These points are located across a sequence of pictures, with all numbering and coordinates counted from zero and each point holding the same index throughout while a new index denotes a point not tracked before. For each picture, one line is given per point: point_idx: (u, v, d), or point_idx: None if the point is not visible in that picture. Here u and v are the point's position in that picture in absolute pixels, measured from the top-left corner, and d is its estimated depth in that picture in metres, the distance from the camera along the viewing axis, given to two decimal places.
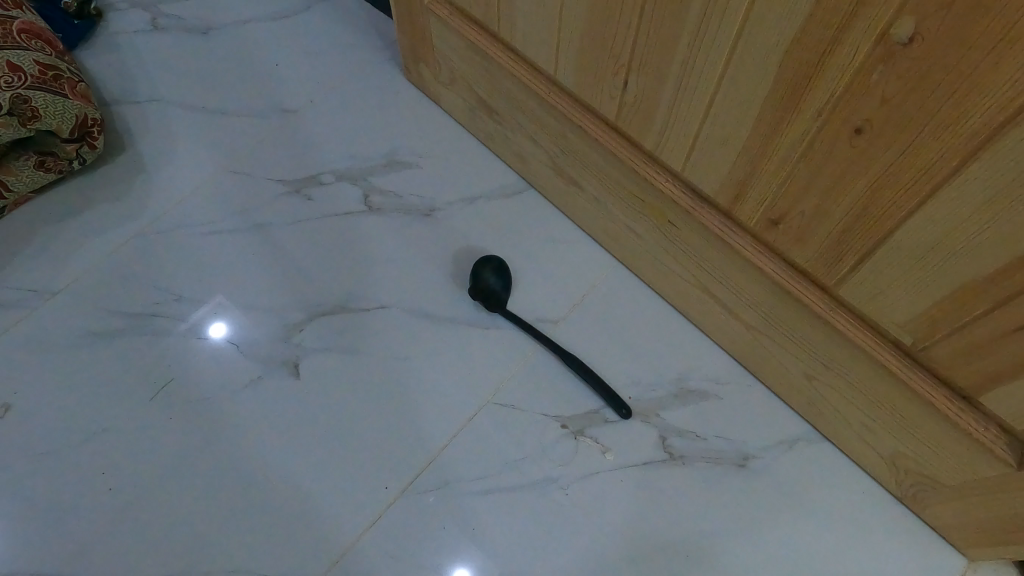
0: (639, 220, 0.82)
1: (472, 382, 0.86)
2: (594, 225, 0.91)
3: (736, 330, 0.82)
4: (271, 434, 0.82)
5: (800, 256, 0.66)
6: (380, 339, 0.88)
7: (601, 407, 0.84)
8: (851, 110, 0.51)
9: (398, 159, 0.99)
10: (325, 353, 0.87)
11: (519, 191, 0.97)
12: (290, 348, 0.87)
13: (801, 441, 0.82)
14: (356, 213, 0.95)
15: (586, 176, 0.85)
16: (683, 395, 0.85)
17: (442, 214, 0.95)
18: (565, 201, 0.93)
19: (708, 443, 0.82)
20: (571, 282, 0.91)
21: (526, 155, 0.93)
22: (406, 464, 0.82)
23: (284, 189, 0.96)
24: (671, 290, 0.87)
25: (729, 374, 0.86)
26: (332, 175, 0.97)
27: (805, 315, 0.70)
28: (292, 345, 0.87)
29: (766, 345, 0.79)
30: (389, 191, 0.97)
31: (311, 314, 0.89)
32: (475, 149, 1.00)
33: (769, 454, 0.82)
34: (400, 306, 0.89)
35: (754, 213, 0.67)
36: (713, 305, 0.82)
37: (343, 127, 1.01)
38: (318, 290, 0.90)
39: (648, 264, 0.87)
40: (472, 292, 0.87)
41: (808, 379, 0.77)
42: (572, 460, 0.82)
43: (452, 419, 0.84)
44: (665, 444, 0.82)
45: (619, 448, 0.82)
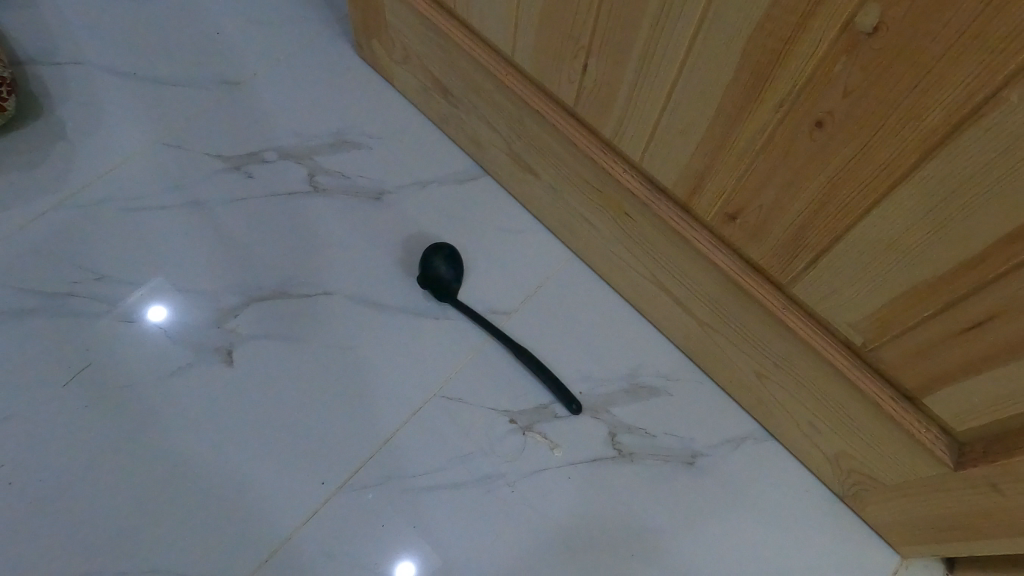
0: (594, 210, 0.78)
1: (418, 374, 0.82)
2: (547, 211, 0.87)
3: (688, 324, 0.78)
4: (200, 425, 0.78)
5: (756, 253, 0.62)
6: (321, 326, 0.83)
7: (550, 402, 0.81)
8: (811, 103, 0.47)
9: (347, 139, 0.95)
10: (260, 340, 0.82)
11: (472, 177, 0.93)
12: (223, 333, 0.82)
13: (755, 443, 0.79)
14: (299, 194, 0.91)
15: (540, 161, 0.81)
16: (635, 391, 0.81)
17: (390, 198, 0.91)
18: (518, 187, 0.89)
19: (659, 441, 0.79)
20: (522, 272, 0.88)
21: (479, 138, 0.89)
22: (344, 459, 0.77)
23: (223, 166, 0.92)
24: (624, 282, 0.84)
25: (683, 371, 0.83)
26: (275, 153, 0.93)
27: (760, 315, 0.67)
28: (226, 330, 0.82)
29: (721, 344, 0.76)
30: (335, 172, 0.93)
31: (248, 299, 0.84)
32: (428, 132, 0.96)
33: (722, 454, 0.79)
34: (343, 293, 0.85)
35: (710, 207, 0.63)
36: (667, 300, 0.78)
37: (290, 104, 0.97)
38: (255, 274, 0.86)
39: (602, 255, 0.83)
40: (420, 279, 0.83)
41: (760, 379, 0.74)
42: (519, 457, 0.78)
43: (396, 413, 0.79)
44: (616, 442, 0.79)
45: (568, 445, 0.78)
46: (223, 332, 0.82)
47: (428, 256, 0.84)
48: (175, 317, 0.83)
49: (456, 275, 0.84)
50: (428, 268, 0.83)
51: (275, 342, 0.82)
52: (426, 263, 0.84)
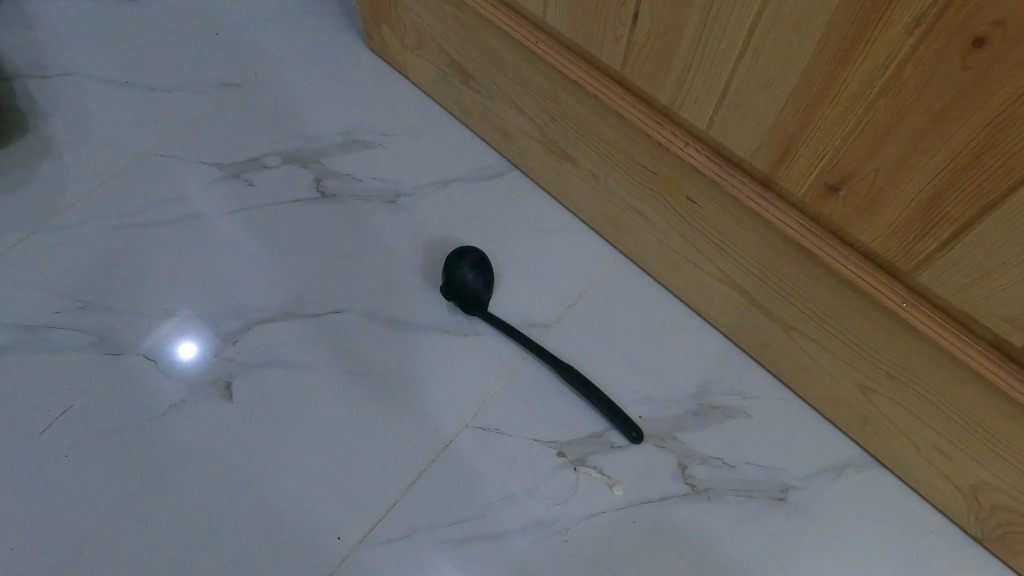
0: (647, 198, 0.66)
1: (446, 402, 0.69)
2: (589, 204, 0.75)
3: (768, 329, 0.65)
4: (195, 472, 0.66)
5: (867, 234, 0.49)
6: (334, 350, 0.72)
7: (606, 429, 0.68)
8: (969, 13, 0.34)
9: (357, 138, 0.84)
10: (262, 369, 0.71)
11: (500, 172, 0.82)
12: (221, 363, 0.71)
13: (858, 471, 0.65)
14: (305, 201, 0.80)
15: (580, 145, 0.69)
16: (706, 413, 0.68)
17: (407, 201, 0.80)
18: (554, 180, 0.77)
19: (740, 472, 0.65)
20: (562, 278, 0.75)
21: (507, 126, 0.77)
22: (364, 508, 0.65)
23: (220, 174, 0.82)
24: (684, 282, 0.71)
25: (762, 386, 0.69)
26: (278, 158, 0.83)
27: (869, 312, 0.53)
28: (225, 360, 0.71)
29: (811, 351, 0.62)
30: (345, 175, 0.82)
31: (250, 322, 0.73)
32: (448, 125, 0.85)
33: (819, 487, 0.65)
34: (357, 311, 0.74)
35: (803, 178, 0.50)
36: (741, 301, 0.65)
37: (294, 103, 0.86)
38: (257, 293, 0.75)
39: (657, 252, 0.71)
40: (444, 291, 0.72)
41: (864, 392, 0.60)
42: (572, 499, 0.65)
43: (424, 450, 0.67)
44: (688, 476, 0.65)
45: (630, 481, 0.65)
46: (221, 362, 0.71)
47: (453, 264, 0.72)
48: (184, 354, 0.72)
49: (486, 286, 0.73)
50: (454, 278, 0.72)
51: (280, 370, 0.71)
52: (450, 272, 0.72)
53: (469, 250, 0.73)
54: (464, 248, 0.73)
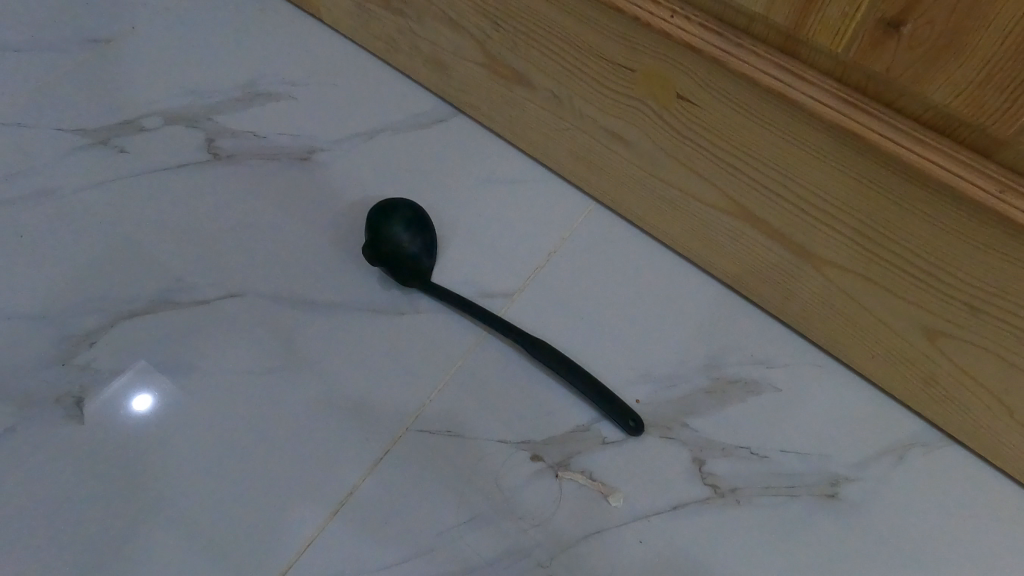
0: (625, 112, 0.51)
1: (380, 401, 0.52)
2: (551, 141, 0.59)
3: (793, 271, 0.50)
4: (30, 523, 0.48)
5: (945, 88, 0.34)
6: (229, 346, 0.54)
7: (594, 421, 0.51)
8: None
9: (260, 90, 0.68)
10: (131, 378, 0.53)
11: (439, 119, 0.66)
12: (137, 402, 0.52)
13: (927, 451, 0.49)
14: (193, 164, 0.63)
15: (534, 55, 0.53)
16: (721, 389, 0.52)
17: (324, 158, 0.64)
18: (505, 117, 0.62)
19: (774, 464, 0.49)
20: (523, 236, 0.59)
21: (444, 55, 0.62)
22: (269, 553, 0.47)
23: (83, 139, 0.64)
24: (678, 226, 0.55)
25: (789, 350, 0.53)
26: (159, 118, 0.66)
27: (943, 215, 0.38)
28: (143, 398, 0.52)
29: (854, 293, 0.47)
30: (244, 132, 0.65)
31: (115, 316, 0.55)
32: (374, 69, 0.69)
33: (879, 476, 0.49)
34: (260, 294, 0.57)
35: (843, 22, 0.35)
36: (756, 237, 0.50)
37: (180, 54, 0.70)
38: (127, 280, 0.57)
39: (641, 189, 0.56)
40: (368, 256, 0.55)
41: (932, 341, 0.45)
42: (554, 517, 0.48)
43: (349, 468, 0.50)
44: (706, 474, 0.49)
45: (630, 487, 0.48)
46: (139, 401, 0.52)
47: (382, 221, 0.56)
48: (116, 394, 0.52)
49: (427, 249, 0.56)
50: (383, 238, 0.55)
51: (156, 377, 0.53)
52: (378, 231, 0.55)
53: (401, 203, 0.57)
54: (394, 201, 0.57)
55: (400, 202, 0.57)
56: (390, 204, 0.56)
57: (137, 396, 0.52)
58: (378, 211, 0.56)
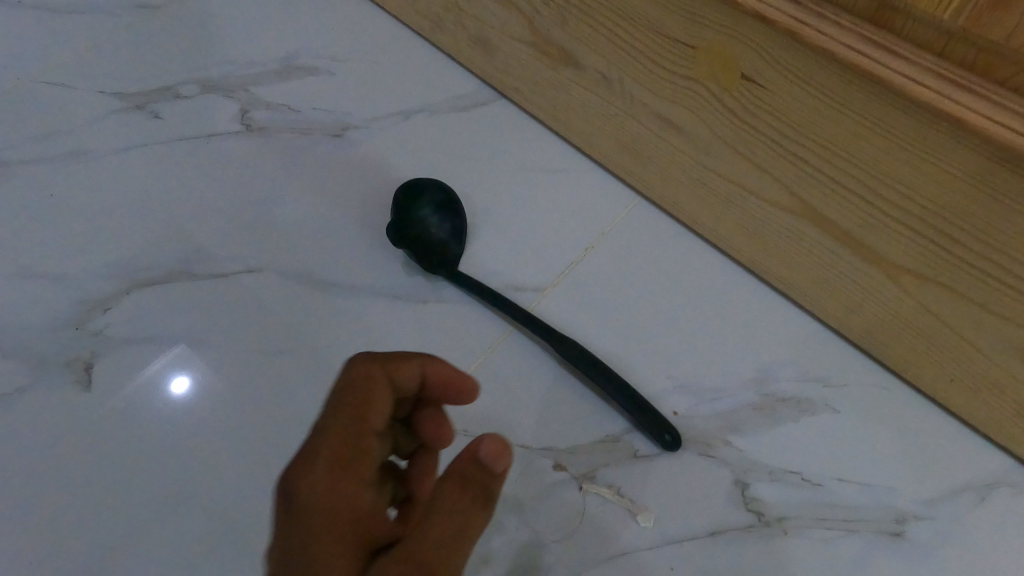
0: (679, 95, 0.46)
1: None
2: (597, 129, 0.55)
3: (862, 280, 0.44)
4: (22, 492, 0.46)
5: None
6: (243, 324, 0.51)
7: (625, 431, 0.46)
8: None
9: (299, 65, 0.65)
10: (163, 357, 0.50)
11: (480, 102, 0.63)
12: (176, 383, 0.49)
13: (1011, 493, 0.43)
14: (224, 136, 0.61)
15: (582, 33, 0.49)
16: (771, 407, 0.47)
17: (357, 136, 0.61)
18: (550, 101, 0.58)
19: (829, 494, 0.43)
20: (561, 228, 0.55)
21: (490, 33, 0.58)
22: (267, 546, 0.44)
23: (118, 105, 0.63)
24: (730, 225, 0.50)
25: (850, 368, 0.48)
26: (196, 87, 0.64)
27: None
28: (182, 378, 0.50)
29: (933, 306, 0.41)
30: (279, 105, 0.63)
31: (130, 284, 0.53)
32: (417, 49, 0.66)
33: (952, 518, 0.42)
34: (279, 271, 0.54)
35: None
36: (821, 240, 0.45)
37: (221, 25, 0.68)
38: (146, 249, 0.55)
39: (693, 183, 0.51)
40: (390, 234, 0.52)
41: None
42: (575, 533, 0.43)
43: None
44: (751, 499, 0.43)
45: (662, 507, 0.43)
46: (178, 383, 0.49)
47: (411, 201, 0.53)
48: (123, 366, 0.50)
49: (456, 237, 0.53)
50: (410, 218, 0.52)
51: (188, 357, 0.50)
52: (405, 211, 0.52)
53: (434, 185, 0.54)
54: (427, 182, 0.54)
55: (433, 184, 0.54)
56: (422, 185, 0.54)
57: (176, 376, 0.50)
58: (408, 189, 0.53)
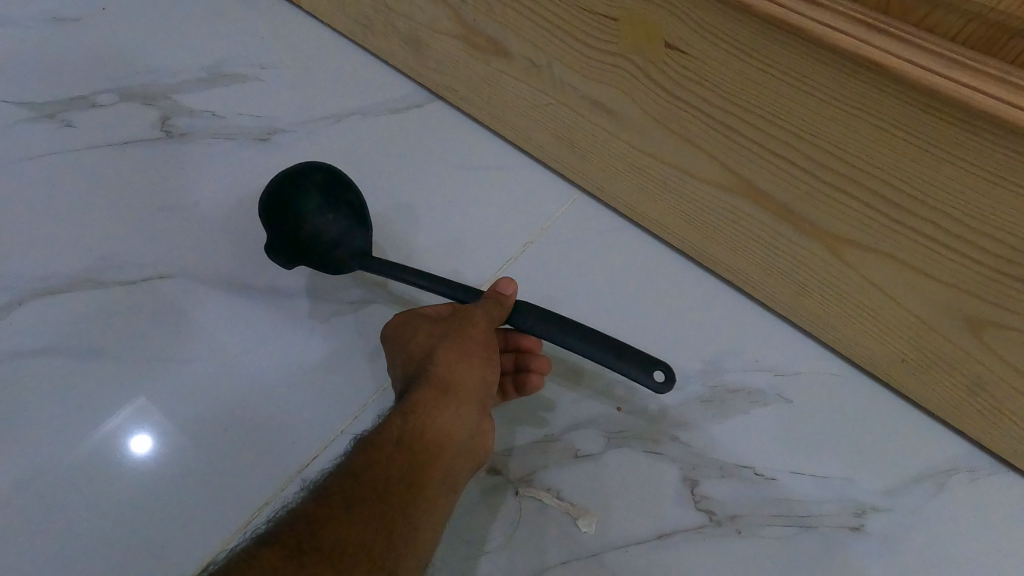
0: (607, 74, 0.44)
1: (316, 398, 0.45)
2: (531, 123, 0.54)
3: (806, 257, 0.42)
4: None
5: None
6: (151, 331, 0.47)
7: (567, 430, 0.42)
8: None
9: (226, 72, 0.63)
10: (123, 412, 0.44)
11: (414, 104, 0.61)
12: (136, 442, 0.43)
13: (974, 479, 0.40)
14: (142, 142, 0.58)
15: (509, 17, 0.48)
16: (720, 398, 0.43)
17: (284, 140, 0.58)
18: (483, 97, 0.56)
19: (784, 488, 0.40)
20: (497, 225, 0.53)
21: (420, 31, 0.57)
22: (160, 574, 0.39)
23: (29, 115, 0.59)
24: (670, 211, 0.48)
25: (801, 356, 0.45)
26: (114, 96, 0.61)
27: (989, 160, 0.30)
28: (143, 438, 0.43)
29: (877, 278, 0.39)
30: (202, 112, 0.60)
31: (26, 295, 0.49)
32: (350, 56, 0.64)
33: (914, 508, 0.39)
34: (194, 276, 0.50)
35: None
36: (761, 217, 0.42)
37: (146, 37, 0.65)
38: (47, 258, 0.51)
39: (629, 169, 0.49)
40: (285, 267, 0.47)
41: (976, 335, 0.36)
42: (510, 544, 0.39)
43: (271, 475, 0.42)
44: (700, 497, 0.40)
45: (605, 511, 0.39)
46: (139, 442, 0.43)
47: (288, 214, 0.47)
48: (10, 381, 0.45)
49: (350, 220, 0.49)
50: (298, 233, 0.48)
51: (152, 412, 0.44)
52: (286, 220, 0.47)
53: (290, 178, 0.48)
54: (284, 177, 0.47)
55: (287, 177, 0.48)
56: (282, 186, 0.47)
57: (137, 435, 0.43)
58: (271, 200, 0.47)
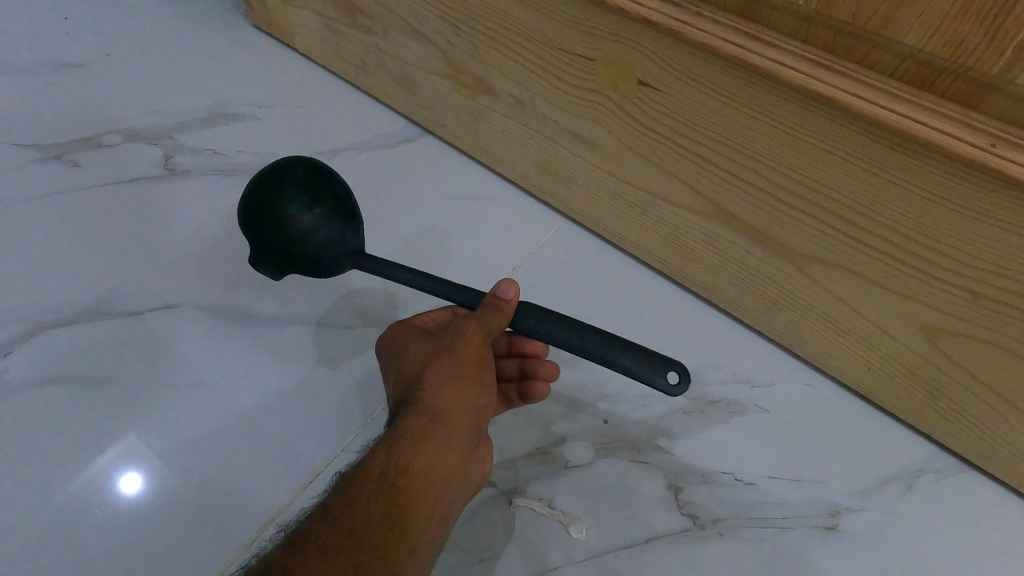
0: (587, 109, 0.48)
1: (318, 417, 0.47)
2: (517, 155, 0.57)
3: (775, 274, 0.45)
4: None
5: (915, 34, 0.30)
6: (159, 359, 0.50)
7: (557, 442, 0.45)
8: None
9: (227, 112, 0.66)
10: (114, 450, 0.46)
11: (406, 139, 0.64)
12: (125, 481, 0.45)
13: (940, 479, 0.43)
14: (147, 180, 0.60)
15: (494, 58, 0.51)
16: (701, 409, 0.46)
17: None
18: (472, 132, 0.59)
19: (762, 491, 0.42)
20: (487, 251, 0.56)
21: (411, 71, 0.60)
22: None
23: (37, 156, 0.62)
24: (648, 234, 0.51)
25: (775, 367, 0.48)
26: (119, 136, 0.64)
27: (931, 182, 0.33)
28: (129, 479, 0.45)
29: (840, 291, 0.42)
30: (204, 150, 0.63)
31: (37, 327, 0.51)
32: (344, 95, 0.68)
33: (885, 507, 0.42)
34: (199, 305, 0.52)
35: None
36: (733, 238, 0.45)
37: (149, 80, 0.69)
38: (57, 292, 0.53)
39: (610, 196, 0.52)
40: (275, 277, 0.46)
41: (933, 343, 0.39)
42: (505, 552, 0.41)
43: (276, 492, 0.44)
44: (684, 503, 0.42)
45: (594, 518, 0.42)
46: (128, 480, 0.45)
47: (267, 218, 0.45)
48: (24, 410, 0.47)
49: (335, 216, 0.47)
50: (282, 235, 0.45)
51: (140, 452, 0.46)
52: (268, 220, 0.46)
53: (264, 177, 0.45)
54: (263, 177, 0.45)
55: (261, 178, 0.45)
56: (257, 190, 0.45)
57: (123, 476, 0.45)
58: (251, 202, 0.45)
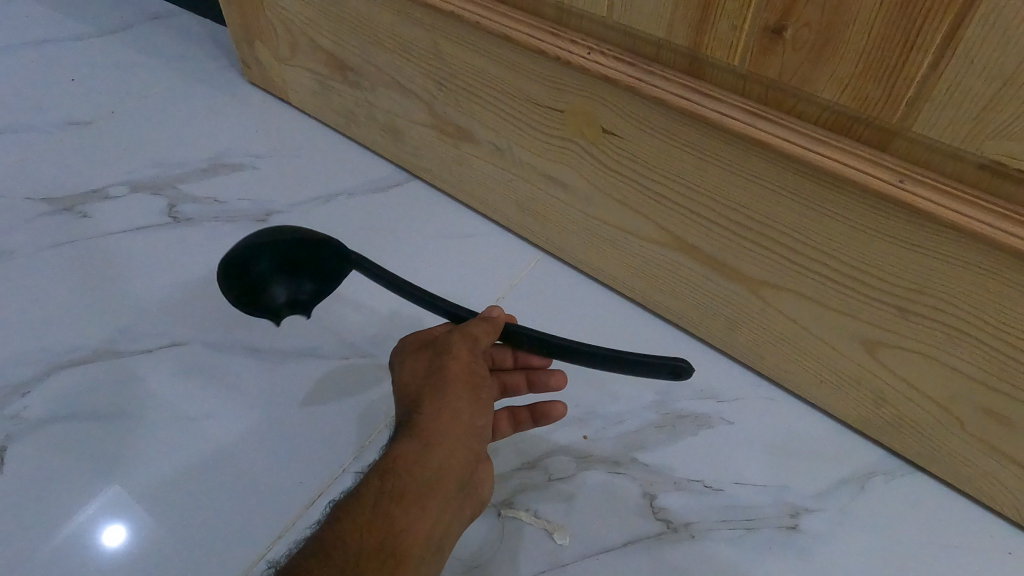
0: (559, 154, 0.53)
1: (318, 444, 0.51)
2: (498, 196, 0.62)
3: (733, 297, 0.50)
4: None
5: (831, 88, 0.36)
6: (167, 394, 0.53)
7: (541, 457, 0.49)
8: None
9: (226, 163, 0.71)
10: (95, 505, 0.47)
11: (394, 184, 0.69)
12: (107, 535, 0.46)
13: (888, 480, 0.47)
14: (153, 228, 0.65)
15: (475, 110, 0.57)
16: (672, 423, 0.50)
17: (280, 219, 0.66)
18: (456, 176, 0.64)
19: (729, 496, 0.46)
20: (471, 284, 0.60)
21: (398, 121, 0.65)
22: None
23: (48, 208, 0.66)
24: (619, 265, 0.56)
25: (738, 383, 0.52)
26: (125, 188, 0.68)
27: (856, 213, 0.39)
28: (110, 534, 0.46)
29: (792, 312, 0.47)
30: (205, 198, 0.67)
31: (51, 368, 0.54)
32: (336, 144, 0.73)
33: (840, 506, 0.46)
34: (205, 343, 0.56)
35: (734, 34, 0.37)
36: (694, 266, 0.50)
37: (153, 135, 0.73)
38: (70, 334, 0.56)
39: (583, 231, 0.57)
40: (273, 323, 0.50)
41: (872, 354, 0.44)
42: (495, 559, 0.44)
43: (281, 513, 0.47)
44: (659, 509, 0.46)
45: (577, 526, 0.45)
46: (110, 534, 0.46)
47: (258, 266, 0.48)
48: (39, 445, 0.50)
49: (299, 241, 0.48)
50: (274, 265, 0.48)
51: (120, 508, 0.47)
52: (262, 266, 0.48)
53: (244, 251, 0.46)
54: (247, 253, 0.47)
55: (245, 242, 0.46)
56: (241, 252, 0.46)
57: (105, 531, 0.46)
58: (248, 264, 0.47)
